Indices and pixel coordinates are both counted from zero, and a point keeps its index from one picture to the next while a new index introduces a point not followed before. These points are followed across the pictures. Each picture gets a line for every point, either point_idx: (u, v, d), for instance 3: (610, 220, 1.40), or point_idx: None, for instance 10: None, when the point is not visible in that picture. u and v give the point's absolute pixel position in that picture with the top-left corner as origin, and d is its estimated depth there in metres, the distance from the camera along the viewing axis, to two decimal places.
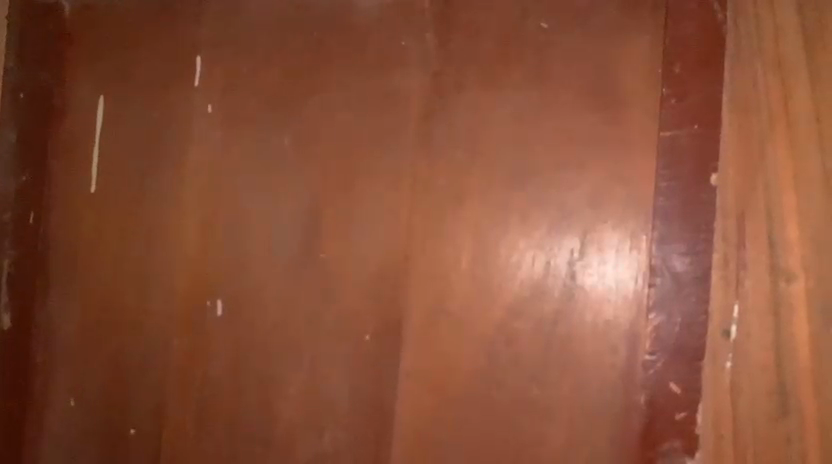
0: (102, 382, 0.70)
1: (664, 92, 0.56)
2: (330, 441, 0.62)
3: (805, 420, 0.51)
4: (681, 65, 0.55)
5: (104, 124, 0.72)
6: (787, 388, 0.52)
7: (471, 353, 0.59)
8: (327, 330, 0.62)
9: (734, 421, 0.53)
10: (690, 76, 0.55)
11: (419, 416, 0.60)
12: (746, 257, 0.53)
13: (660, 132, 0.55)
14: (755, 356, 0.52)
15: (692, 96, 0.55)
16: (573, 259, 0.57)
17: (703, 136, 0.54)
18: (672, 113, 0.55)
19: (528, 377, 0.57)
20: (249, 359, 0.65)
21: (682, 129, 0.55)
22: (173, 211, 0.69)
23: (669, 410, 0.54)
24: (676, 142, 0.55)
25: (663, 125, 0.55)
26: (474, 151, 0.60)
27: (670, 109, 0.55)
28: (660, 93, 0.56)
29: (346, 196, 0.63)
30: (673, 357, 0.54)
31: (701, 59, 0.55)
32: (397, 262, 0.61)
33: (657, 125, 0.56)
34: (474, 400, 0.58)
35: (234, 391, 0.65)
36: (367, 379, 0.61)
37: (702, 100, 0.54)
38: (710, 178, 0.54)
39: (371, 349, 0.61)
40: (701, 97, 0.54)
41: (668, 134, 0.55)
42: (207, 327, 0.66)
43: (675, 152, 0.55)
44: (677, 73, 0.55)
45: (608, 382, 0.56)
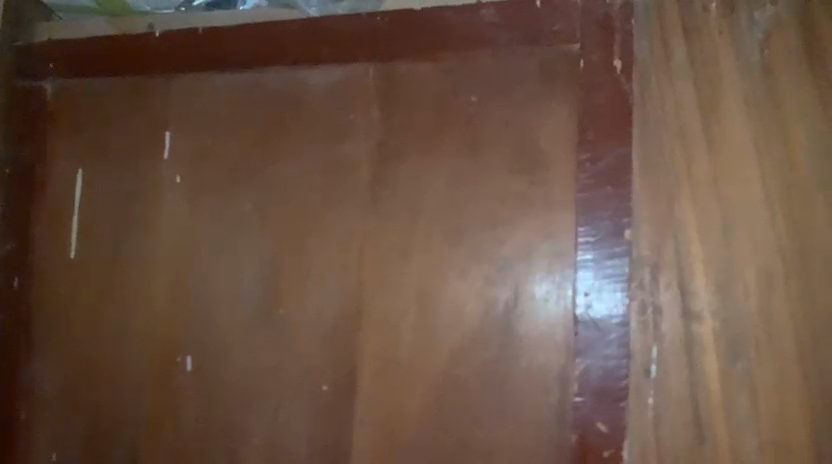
0: (81, 437, 0.75)
1: (581, 155, 0.62)
2: None
3: (718, 448, 0.57)
4: (594, 132, 0.62)
5: (83, 195, 0.78)
6: (702, 422, 0.57)
7: (420, 399, 0.64)
8: (288, 381, 0.68)
9: (657, 453, 0.58)
10: (602, 141, 0.61)
11: (374, 459, 0.64)
12: (661, 303, 0.59)
13: (578, 192, 0.61)
14: (672, 392, 0.58)
15: (606, 159, 0.61)
16: (508, 308, 0.62)
17: (617, 195, 0.60)
18: (588, 175, 0.61)
19: (471, 420, 0.62)
20: (218, 411, 0.70)
21: (597, 189, 0.61)
22: (145, 274, 0.74)
23: (598, 447, 0.59)
24: (591, 201, 0.61)
25: (579, 185, 0.61)
26: (416, 213, 0.66)
27: (586, 171, 0.61)
28: (577, 156, 0.62)
29: (302, 256, 0.69)
30: (599, 397, 0.59)
31: (611, 126, 0.61)
32: (349, 317, 0.66)
33: (575, 186, 0.62)
34: (424, 443, 0.63)
35: (204, 440, 0.70)
36: (325, 426, 0.66)
37: (615, 162, 0.61)
38: (625, 232, 0.60)
39: (328, 398, 0.66)
40: (614, 159, 0.61)
41: (584, 194, 0.61)
42: (179, 382, 0.71)
43: (592, 209, 0.61)
44: (590, 139, 0.62)
45: (543, 423, 0.61)
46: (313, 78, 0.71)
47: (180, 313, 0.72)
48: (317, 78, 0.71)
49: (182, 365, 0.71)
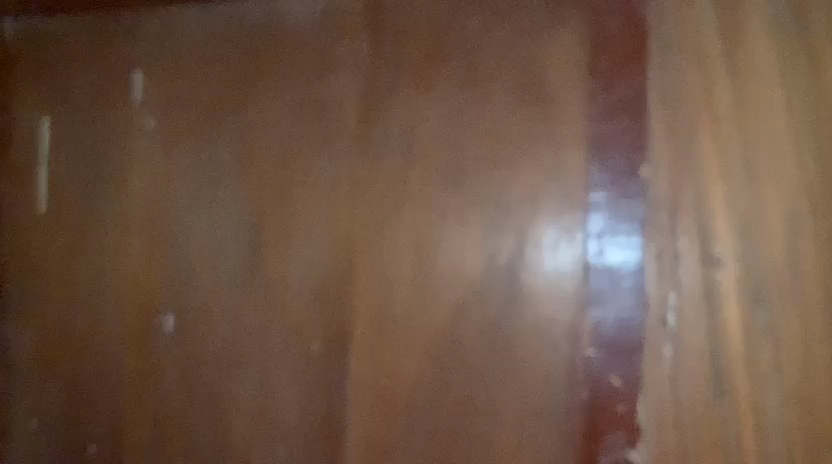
0: (59, 402, 0.70)
1: (592, 87, 0.57)
2: (284, 451, 0.62)
3: (740, 402, 0.53)
4: (607, 59, 0.56)
5: (51, 145, 0.72)
6: (723, 376, 0.53)
7: (418, 355, 0.59)
8: (276, 340, 0.63)
9: (675, 410, 0.53)
10: (615, 70, 0.56)
11: (370, 421, 0.60)
12: (679, 248, 0.54)
13: (588, 127, 0.56)
14: (692, 344, 0.54)
15: (620, 89, 0.56)
16: (513, 258, 0.58)
17: (631, 129, 0.55)
18: (600, 107, 0.56)
19: (474, 378, 0.58)
20: (202, 373, 0.65)
21: (609, 123, 0.56)
22: (120, 228, 0.69)
23: (611, 403, 0.55)
24: (603, 137, 0.56)
25: (590, 120, 0.56)
26: (410, 156, 0.61)
27: (598, 103, 0.56)
28: (587, 88, 0.57)
29: (288, 205, 0.64)
30: (612, 351, 0.55)
31: (624, 54, 0.56)
32: (339, 270, 0.62)
33: (585, 121, 0.57)
34: (423, 403, 0.59)
35: (188, 404, 0.65)
36: (317, 386, 0.62)
37: (629, 94, 0.56)
38: (641, 170, 0.55)
39: (319, 356, 0.62)
40: (628, 89, 0.56)
41: (596, 129, 0.56)
42: (160, 343, 0.67)
43: (604, 146, 0.56)
44: (602, 67, 0.56)
45: (551, 379, 0.56)
46: (296, 9, 0.65)
47: (158, 270, 0.67)
48: (301, 8, 0.65)
49: (162, 325, 0.67)
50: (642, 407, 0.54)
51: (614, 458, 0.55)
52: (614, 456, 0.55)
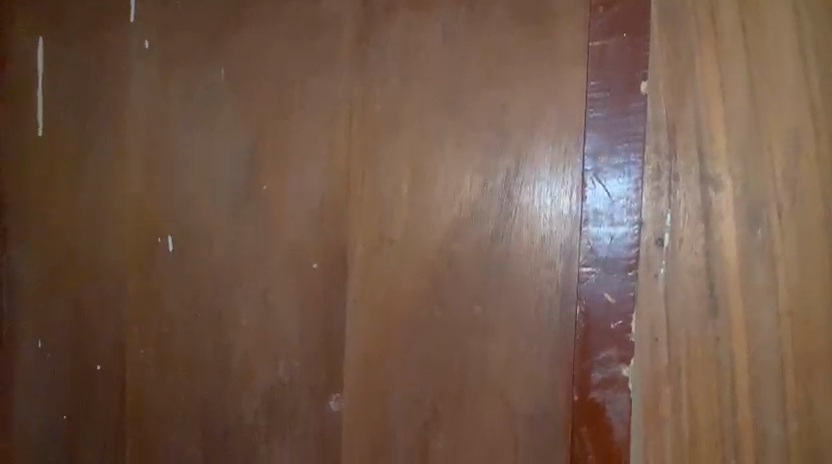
0: (65, 323, 0.71)
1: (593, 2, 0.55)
2: (285, 370, 0.64)
3: (733, 320, 0.53)
4: None
5: (46, 67, 0.71)
6: (717, 295, 0.53)
7: (415, 275, 0.60)
8: (275, 261, 0.64)
9: (668, 327, 0.54)
10: None
11: (368, 340, 0.61)
12: (677, 168, 0.54)
13: (590, 42, 0.55)
14: (686, 262, 0.54)
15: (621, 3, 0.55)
16: (509, 178, 0.57)
17: (632, 45, 0.54)
18: (601, 22, 0.55)
19: (470, 296, 0.58)
20: (204, 294, 0.66)
21: (610, 39, 0.55)
22: (118, 151, 0.69)
23: (605, 320, 0.55)
24: (603, 52, 0.55)
25: (591, 35, 0.55)
26: (407, 76, 0.60)
27: (600, 18, 0.55)
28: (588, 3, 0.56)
29: (285, 126, 0.63)
30: (608, 269, 0.55)
31: None
32: (336, 193, 0.62)
33: (586, 37, 0.56)
34: (420, 321, 0.60)
35: (190, 325, 0.67)
36: (315, 307, 0.63)
37: (631, 9, 0.55)
38: (640, 86, 0.54)
39: (318, 277, 0.62)
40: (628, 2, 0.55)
41: (597, 44, 0.55)
42: (161, 264, 0.67)
43: (604, 62, 0.55)
44: None
45: (545, 298, 0.57)
46: None
47: (157, 192, 0.67)
48: None
49: (163, 246, 0.67)
50: (636, 323, 0.55)
51: (606, 374, 0.55)
52: (607, 371, 0.55)
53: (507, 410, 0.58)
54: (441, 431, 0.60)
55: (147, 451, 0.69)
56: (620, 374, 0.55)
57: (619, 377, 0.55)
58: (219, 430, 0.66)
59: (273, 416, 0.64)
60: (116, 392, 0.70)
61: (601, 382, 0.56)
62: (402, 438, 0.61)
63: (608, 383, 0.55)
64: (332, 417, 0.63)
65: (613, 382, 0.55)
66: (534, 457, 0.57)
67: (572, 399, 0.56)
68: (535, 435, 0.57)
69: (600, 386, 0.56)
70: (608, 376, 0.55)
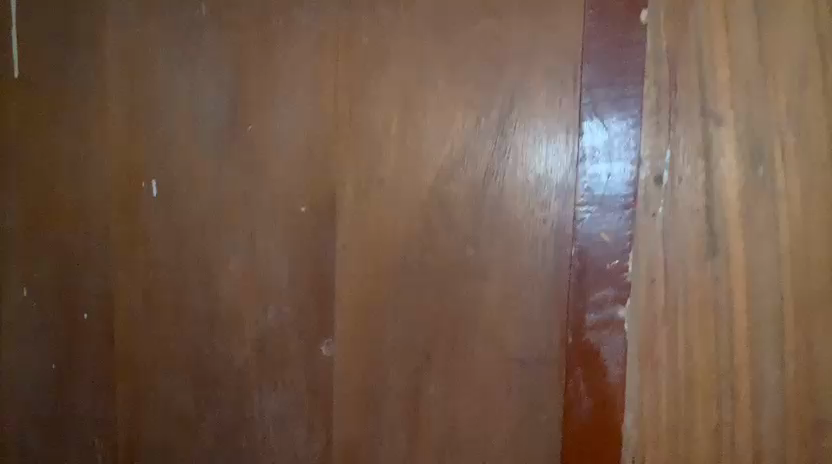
0: (52, 271, 0.70)
1: None
2: (275, 316, 0.62)
3: (733, 259, 0.52)
4: None
5: (22, 6, 0.69)
6: (716, 233, 0.52)
7: (405, 217, 0.58)
8: (262, 204, 0.62)
9: (665, 266, 0.53)
10: None
11: (358, 284, 0.60)
12: (678, 102, 0.52)
13: None
14: (685, 200, 0.52)
15: None
16: (503, 115, 0.55)
17: None
18: None
19: (463, 238, 0.57)
20: (190, 240, 0.64)
21: None
22: (99, 93, 0.66)
23: (601, 261, 0.54)
24: None
25: None
26: (396, 10, 0.57)
27: None
28: None
29: (270, 63, 0.61)
30: (605, 208, 0.53)
31: None
32: (324, 133, 0.59)
33: None
34: (411, 264, 0.58)
35: (177, 271, 0.65)
36: (304, 251, 0.61)
37: None
38: (641, 15, 0.52)
39: (306, 220, 0.61)
40: None
41: None
42: (146, 209, 0.65)
43: None
44: None
45: (540, 238, 0.55)
46: None
47: (140, 135, 0.65)
48: None
49: (147, 191, 0.65)
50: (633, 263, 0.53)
51: (602, 315, 0.54)
52: (603, 312, 0.54)
53: (501, 353, 0.57)
54: (434, 376, 0.59)
55: (138, 399, 0.68)
56: (616, 316, 0.54)
57: (615, 319, 0.54)
58: (209, 377, 0.65)
59: (264, 362, 0.63)
60: (104, 342, 0.68)
61: (596, 324, 0.54)
62: (394, 383, 0.60)
63: (604, 324, 0.54)
64: (324, 363, 0.62)
65: (608, 323, 0.54)
66: (529, 400, 0.57)
67: (566, 341, 0.55)
68: (529, 378, 0.56)
69: (595, 327, 0.55)
70: (603, 317, 0.54)
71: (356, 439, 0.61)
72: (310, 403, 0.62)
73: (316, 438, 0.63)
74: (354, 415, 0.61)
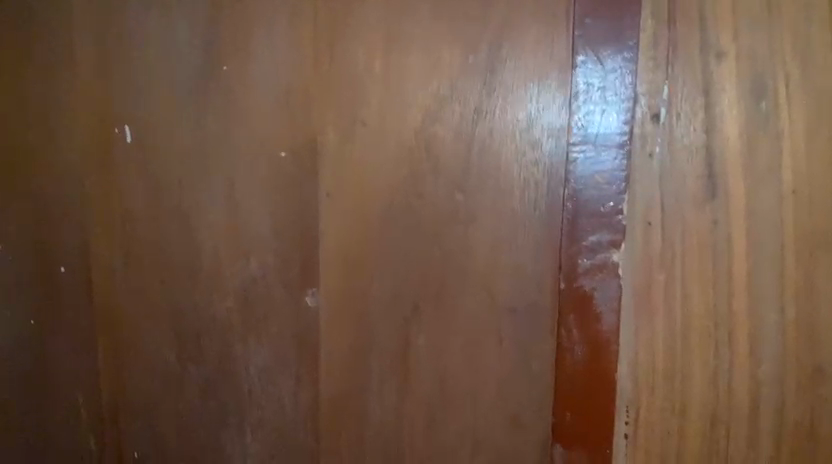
0: (23, 223, 0.66)
1: None
2: (257, 267, 0.60)
3: (732, 201, 0.50)
4: None
5: None
6: (715, 174, 0.50)
7: (390, 161, 0.55)
8: (241, 150, 0.59)
9: (661, 209, 0.51)
10: None
11: (343, 233, 0.57)
12: (677, 36, 0.50)
13: None
14: (684, 139, 0.50)
15: None
16: (492, 52, 0.52)
17: None
18: None
19: (451, 183, 0.54)
20: (167, 189, 0.62)
21: None
22: (66, 34, 0.63)
23: (595, 203, 0.52)
24: None
25: None
26: None
27: None
28: None
29: (248, 0, 0.57)
30: (599, 148, 0.51)
31: None
32: (304, 74, 0.57)
33: None
34: (397, 211, 0.56)
35: (154, 222, 0.62)
36: (285, 199, 0.58)
37: None
38: None
39: (287, 166, 0.58)
40: None
41: None
42: (120, 157, 0.62)
43: None
44: None
45: (531, 182, 0.53)
46: None
47: (111, 80, 0.62)
48: None
49: (119, 138, 0.62)
50: (628, 205, 0.51)
51: (595, 260, 0.52)
52: (596, 257, 0.52)
53: (492, 301, 0.55)
54: (423, 327, 0.57)
55: (117, 356, 0.66)
56: (610, 260, 0.52)
57: (608, 263, 0.52)
58: (191, 331, 0.63)
59: (247, 315, 0.61)
60: (80, 297, 0.66)
61: (589, 269, 0.53)
62: (382, 334, 0.58)
63: (597, 269, 0.52)
64: (309, 315, 0.60)
65: (602, 268, 0.52)
66: (520, 350, 0.55)
67: (558, 288, 0.53)
68: (520, 327, 0.55)
69: (588, 273, 0.53)
70: (597, 262, 0.52)
71: (344, 392, 0.60)
72: (296, 356, 0.61)
73: (303, 392, 0.61)
74: (342, 367, 0.59)
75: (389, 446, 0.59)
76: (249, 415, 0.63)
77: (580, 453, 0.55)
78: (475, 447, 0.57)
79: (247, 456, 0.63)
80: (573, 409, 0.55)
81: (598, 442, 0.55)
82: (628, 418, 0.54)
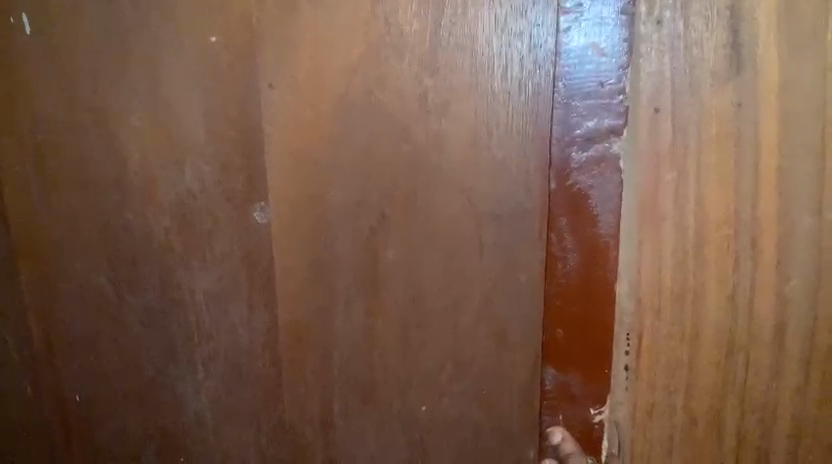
0: None
1: None
2: (194, 176, 0.51)
3: (762, 77, 0.41)
4: None
5: None
6: (743, 44, 0.41)
7: (343, 41, 0.46)
8: (164, 36, 0.49)
9: (673, 89, 0.42)
10: None
11: (292, 132, 0.48)
12: None
13: None
14: (704, 1, 0.41)
15: None
16: None
17: None
18: None
19: (417, 64, 0.45)
20: (78, 89, 0.51)
21: None
22: None
23: (591, 83, 0.43)
24: None
25: None
26: None
27: None
28: None
29: None
30: (597, 14, 0.42)
31: None
32: None
33: None
34: (356, 103, 0.46)
35: (69, 130, 0.52)
36: (222, 94, 0.49)
37: None
38: None
39: (221, 53, 0.48)
40: None
41: None
42: (20, 53, 0.51)
43: None
44: None
45: (514, 61, 0.43)
46: None
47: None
48: None
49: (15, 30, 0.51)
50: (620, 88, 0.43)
51: (593, 152, 0.44)
52: (592, 150, 0.44)
53: (470, 208, 0.46)
54: (391, 244, 0.48)
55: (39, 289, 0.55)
56: (609, 152, 0.44)
57: (607, 156, 0.44)
58: (124, 254, 0.53)
59: (188, 233, 0.52)
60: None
61: (584, 163, 0.44)
62: (344, 251, 0.49)
63: (594, 163, 0.44)
64: (257, 232, 0.51)
65: (600, 161, 0.44)
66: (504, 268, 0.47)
67: (548, 187, 0.45)
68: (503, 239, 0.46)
69: (584, 168, 0.44)
70: (594, 155, 0.44)
71: (305, 319, 0.51)
72: (246, 281, 0.52)
73: (257, 319, 0.52)
74: (299, 292, 0.51)
75: (357, 382, 0.51)
76: (198, 348, 0.54)
77: (575, 377, 0.48)
78: (458, 372, 0.49)
79: (201, 394, 0.55)
80: (567, 326, 0.47)
81: (595, 366, 0.47)
82: (630, 344, 0.47)
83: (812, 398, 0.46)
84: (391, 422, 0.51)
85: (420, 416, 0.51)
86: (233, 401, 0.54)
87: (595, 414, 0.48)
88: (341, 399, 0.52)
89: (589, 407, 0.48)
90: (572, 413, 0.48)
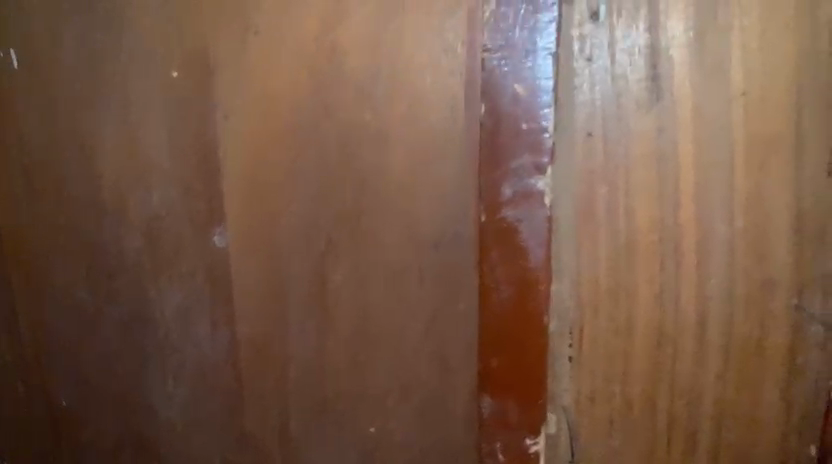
0: None
1: None
2: (159, 201, 0.54)
3: (680, 104, 0.47)
4: None
5: None
6: (661, 76, 0.46)
7: (293, 77, 0.50)
8: (133, 71, 0.53)
9: (603, 117, 0.47)
10: None
11: (247, 161, 0.52)
12: None
13: None
14: (623, 39, 0.46)
15: None
16: None
17: None
18: None
19: (356, 98, 0.49)
20: (58, 118, 0.55)
21: None
22: None
23: (514, 120, 0.46)
24: None
25: None
26: None
27: None
28: None
29: None
30: (519, 56, 0.45)
31: None
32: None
33: None
34: (308, 131, 0.50)
35: (50, 155, 0.56)
36: (183, 126, 0.53)
37: None
38: None
39: (181, 87, 0.52)
40: None
41: None
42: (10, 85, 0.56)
43: None
44: None
45: (449, 95, 0.48)
46: None
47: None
48: None
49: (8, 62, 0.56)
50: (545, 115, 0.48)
51: (520, 189, 0.47)
52: (519, 186, 0.47)
53: (409, 229, 0.51)
54: (339, 262, 0.52)
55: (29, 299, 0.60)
56: (535, 189, 0.47)
57: (533, 192, 0.47)
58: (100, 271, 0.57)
59: (156, 253, 0.56)
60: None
61: (513, 199, 0.47)
62: (298, 272, 0.53)
63: (521, 199, 0.47)
64: (219, 253, 0.54)
65: (528, 197, 0.47)
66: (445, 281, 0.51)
67: (480, 220, 0.49)
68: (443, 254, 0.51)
69: (511, 203, 0.47)
70: (521, 191, 0.47)
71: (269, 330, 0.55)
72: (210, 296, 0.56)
73: (221, 334, 0.56)
74: (262, 305, 0.55)
75: (314, 390, 0.55)
76: (170, 358, 0.58)
77: (512, 405, 0.51)
78: (403, 392, 0.54)
79: (173, 401, 0.58)
80: (500, 355, 0.50)
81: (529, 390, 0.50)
82: (573, 341, 0.51)
83: (731, 385, 0.52)
84: (343, 432, 0.56)
85: (368, 432, 0.55)
86: (202, 410, 0.58)
87: (531, 444, 0.51)
88: (300, 404, 0.56)
89: (526, 437, 0.51)
90: (509, 441, 0.51)
